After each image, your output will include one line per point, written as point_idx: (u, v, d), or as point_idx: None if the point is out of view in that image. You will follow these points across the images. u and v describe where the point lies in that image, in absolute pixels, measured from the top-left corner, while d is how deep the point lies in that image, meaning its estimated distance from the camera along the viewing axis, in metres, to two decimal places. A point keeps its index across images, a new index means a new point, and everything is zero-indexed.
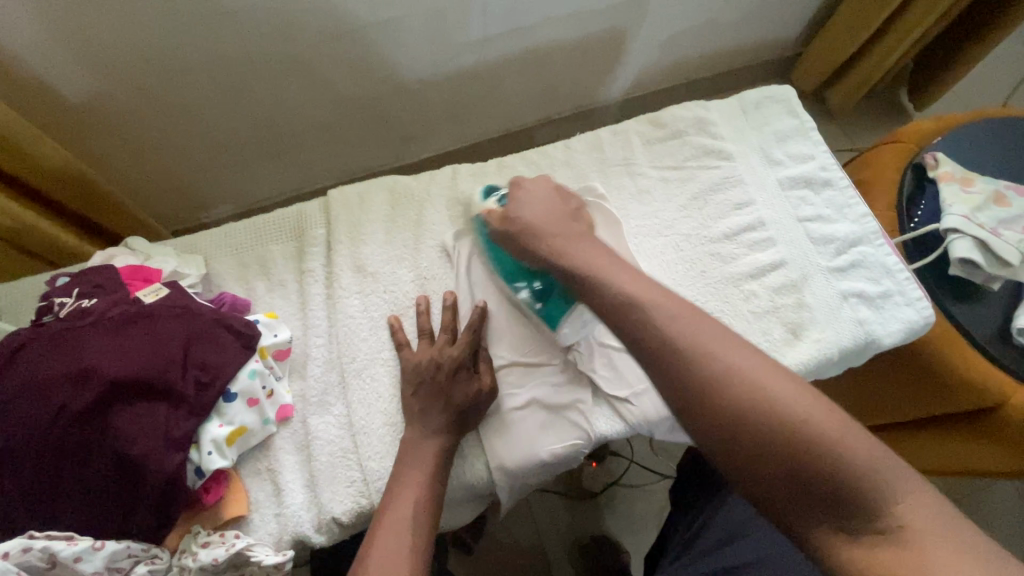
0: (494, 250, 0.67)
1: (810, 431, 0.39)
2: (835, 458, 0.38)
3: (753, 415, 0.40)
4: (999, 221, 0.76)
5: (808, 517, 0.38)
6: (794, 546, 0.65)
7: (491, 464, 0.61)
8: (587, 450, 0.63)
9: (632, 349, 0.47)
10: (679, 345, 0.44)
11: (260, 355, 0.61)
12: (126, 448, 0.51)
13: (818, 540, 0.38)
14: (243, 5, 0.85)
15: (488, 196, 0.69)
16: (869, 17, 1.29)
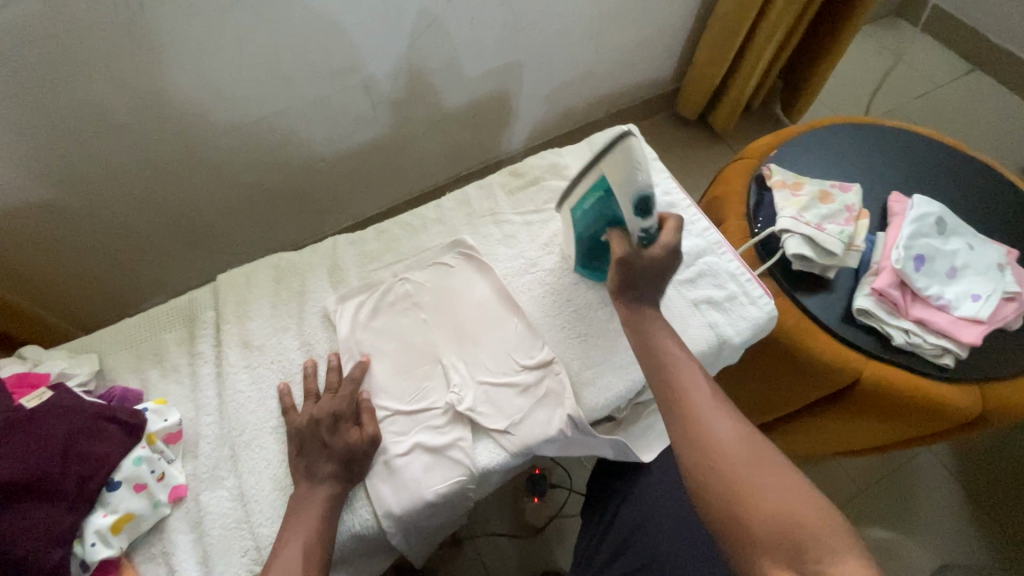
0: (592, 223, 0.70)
1: (779, 495, 0.51)
2: (795, 516, 0.50)
3: (740, 471, 0.54)
4: (824, 217, 0.86)
5: (768, 558, 0.49)
6: (685, 542, 0.71)
7: (378, 510, 0.64)
8: (472, 484, 0.66)
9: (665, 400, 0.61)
10: (695, 403, 0.59)
11: (148, 441, 0.65)
12: (6, 551, 0.53)
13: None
14: (134, 116, 0.93)
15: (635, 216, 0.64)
16: (729, 43, 1.46)
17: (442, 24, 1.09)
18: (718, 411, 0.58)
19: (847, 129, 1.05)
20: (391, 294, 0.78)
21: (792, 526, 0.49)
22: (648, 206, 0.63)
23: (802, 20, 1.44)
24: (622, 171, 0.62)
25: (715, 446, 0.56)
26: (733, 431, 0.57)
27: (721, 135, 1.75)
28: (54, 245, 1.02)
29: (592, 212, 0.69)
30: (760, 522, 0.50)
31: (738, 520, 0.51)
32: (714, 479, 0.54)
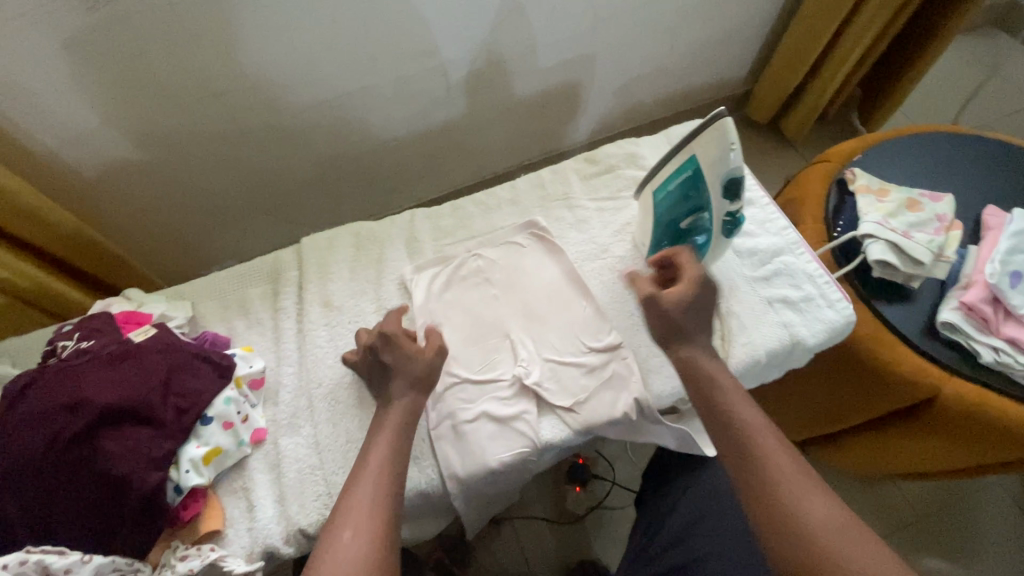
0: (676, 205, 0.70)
1: None
2: None
3: (838, 566, 0.48)
4: (911, 225, 0.82)
5: None
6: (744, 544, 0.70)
7: (444, 470, 0.66)
8: (535, 456, 0.68)
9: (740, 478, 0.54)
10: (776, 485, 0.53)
11: (235, 383, 0.69)
12: (111, 467, 0.58)
13: None
14: (233, 85, 0.98)
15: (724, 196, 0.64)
16: (811, 46, 1.40)
17: (523, 10, 1.10)
18: (802, 491, 0.52)
19: (940, 137, 0.99)
20: (464, 266, 0.80)
21: None
22: (738, 187, 0.63)
23: (893, 27, 1.36)
24: (712, 153, 0.62)
25: (813, 545, 0.49)
26: (823, 515, 0.51)
27: (791, 141, 1.69)
28: (149, 202, 1.10)
29: (676, 196, 0.69)
30: None
31: None
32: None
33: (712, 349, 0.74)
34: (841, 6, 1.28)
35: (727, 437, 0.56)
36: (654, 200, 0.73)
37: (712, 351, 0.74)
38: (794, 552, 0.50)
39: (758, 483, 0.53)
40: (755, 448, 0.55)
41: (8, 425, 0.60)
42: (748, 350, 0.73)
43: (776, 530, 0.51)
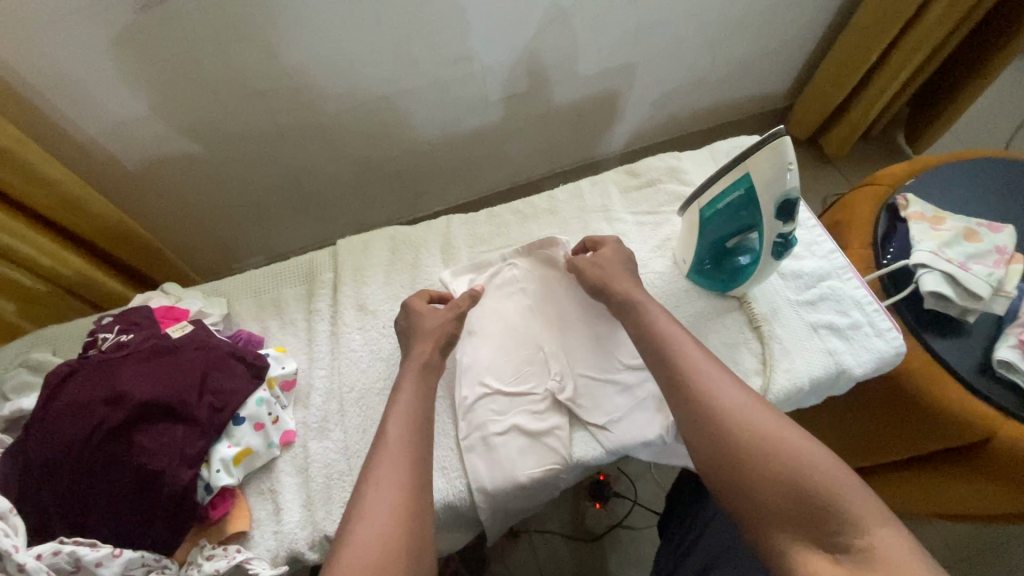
0: (722, 223, 0.68)
1: (790, 452, 0.51)
2: (808, 472, 0.49)
3: (748, 438, 0.52)
4: (969, 256, 0.79)
5: (785, 524, 0.48)
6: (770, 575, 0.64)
7: (474, 483, 0.65)
8: (565, 474, 0.67)
9: (667, 377, 0.60)
10: (694, 377, 0.58)
11: (268, 384, 0.69)
12: (148, 462, 0.59)
13: (793, 547, 0.47)
14: (275, 85, 0.99)
15: (776, 217, 0.62)
16: (859, 63, 1.36)
17: (566, 17, 1.09)
18: (717, 382, 0.57)
19: (999, 165, 0.95)
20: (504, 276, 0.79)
21: (804, 483, 0.49)
22: (792, 208, 0.61)
23: (947, 45, 1.31)
24: (767, 173, 0.60)
25: (732, 426, 0.54)
26: (736, 399, 0.56)
27: (832, 159, 1.65)
28: (187, 196, 1.12)
29: (724, 213, 0.67)
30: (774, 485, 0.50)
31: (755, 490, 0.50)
32: (733, 463, 0.52)
33: (753, 374, 0.72)
34: (894, 22, 1.24)
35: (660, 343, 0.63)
36: (699, 217, 0.71)
37: (753, 376, 0.72)
38: (714, 435, 0.54)
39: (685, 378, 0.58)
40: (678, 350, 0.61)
41: (49, 415, 0.60)
42: (790, 378, 0.71)
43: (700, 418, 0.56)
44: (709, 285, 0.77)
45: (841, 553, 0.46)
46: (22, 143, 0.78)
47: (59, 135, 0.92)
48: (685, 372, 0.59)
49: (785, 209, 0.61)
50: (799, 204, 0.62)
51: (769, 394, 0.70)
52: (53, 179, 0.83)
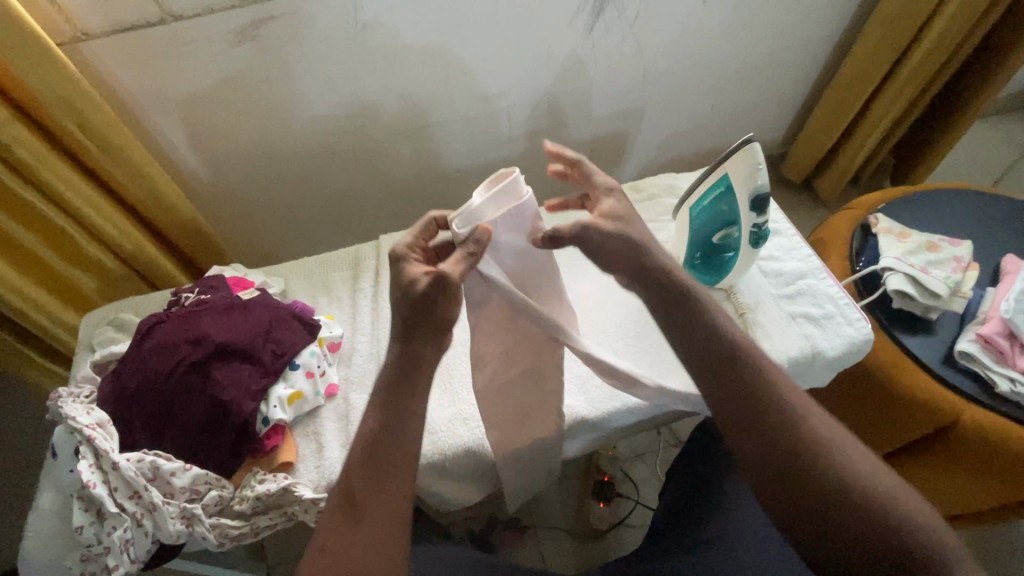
0: (706, 220, 0.81)
1: (885, 495, 0.50)
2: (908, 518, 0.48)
3: (844, 481, 0.50)
4: (929, 263, 0.90)
5: None
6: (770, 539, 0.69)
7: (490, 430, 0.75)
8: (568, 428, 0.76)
9: (744, 401, 0.55)
10: (777, 405, 0.54)
11: (319, 342, 0.81)
12: (219, 393, 0.70)
13: None
14: (332, 113, 1.17)
15: (751, 208, 0.75)
16: (843, 114, 1.51)
17: (582, 65, 1.27)
18: (801, 410, 0.54)
19: (962, 193, 1.07)
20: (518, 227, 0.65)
21: (907, 531, 0.48)
22: (764, 204, 0.74)
23: (922, 100, 1.47)
24: (743, 171, 0.73)
25: (826, 464, 0.51)
26: (823, 432, 0.53)
27: (825, 201, 1.78)
28: (245, 204, 1.28)
29: (710, 210, 0.79)
30: (874, 533, 0.48)
31: (853, 537, 0.49)
32: (830, 508, 0.50)
33: None
34: (871, 78, 1.41)
35: (702, 337, 0.58)
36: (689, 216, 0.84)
37: None
38: (786, 455, 0.52)
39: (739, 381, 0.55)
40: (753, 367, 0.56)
41: (141, 350, 0.73)
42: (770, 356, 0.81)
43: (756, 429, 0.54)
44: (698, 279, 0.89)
45: None
46: (131, 144, 0.95)
47: (152, 143, 1.10)
48: (767, 396, 0.55)
49: (757, 203, 0.74)
50: (770, 200, 0.74)
51: None
52: (150, 178, 0.99)
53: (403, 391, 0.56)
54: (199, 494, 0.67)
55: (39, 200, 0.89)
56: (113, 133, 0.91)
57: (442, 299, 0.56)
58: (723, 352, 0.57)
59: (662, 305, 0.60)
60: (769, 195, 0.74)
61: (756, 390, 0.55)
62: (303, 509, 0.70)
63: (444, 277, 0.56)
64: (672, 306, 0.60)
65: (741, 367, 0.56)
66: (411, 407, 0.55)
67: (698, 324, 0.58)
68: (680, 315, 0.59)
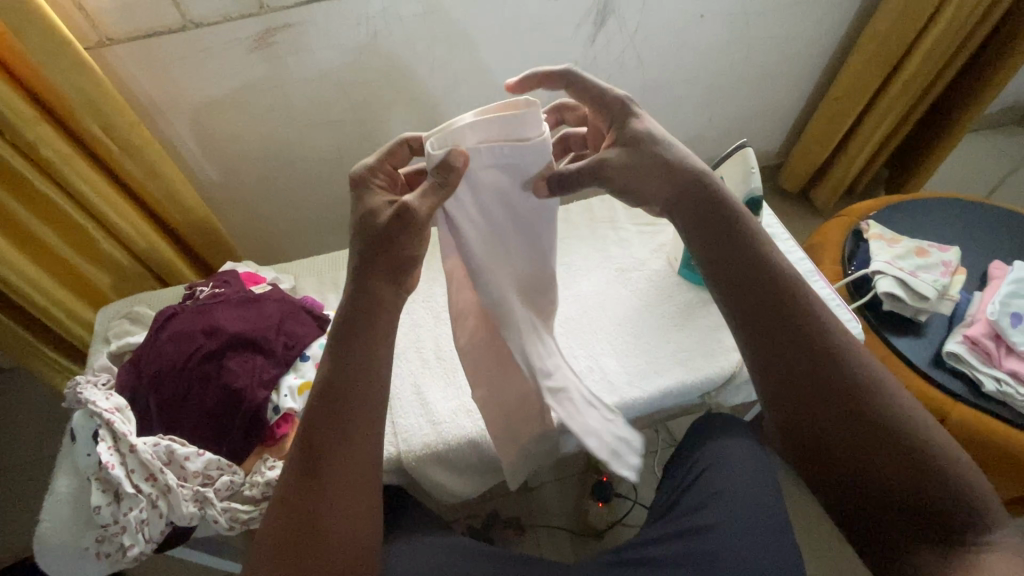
0: None
1: (885, 389, 0.55)
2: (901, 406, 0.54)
3: (850, 377, 0.55)
4: (918, 266, 0.93)
5: (883, 459, 0.53)
6: (764, 533, 0.71)
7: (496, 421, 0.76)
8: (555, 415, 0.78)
9: (765, 306, 0.58)
10: (797, 311, 0.57)
11: (328, 336, 0.83)
12: (232, 381, 0.72)
13: (886, 481, 0.53)
14: (342, 117, 1.20)
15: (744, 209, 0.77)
16: (837, 127, 1.55)
17: (584, 75, 1.31)
18: (818, 315, 0.58)
19: (951, 202, 1.10)
20: (501, 157, 0.58)
21: (902, 416, 0.54)
22: (758, 206, 0.77)
23: (914, 113, 1.51)
24: (737, 175, 0.76)
25: (837, 362, 0.56)
26: (836, 334, 0.57)
27: (820, 211, 1.82)
28: (256, 206, 1.32)
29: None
30: (875, 421, 0.54)
31: (854, 424, 0.54)
32: (834, 400, 0.55)
33: (733, 350, 0.84)
34: (864, 91, 1.45)
35: (753, 276, 0.59)
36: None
37: (732, 351, 0.84)
38: (800, 356, 0.56)
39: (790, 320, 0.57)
40: (775, 274, 0.59)
41: (158, 340, 0.76)
42: None
43: (794, 352, 0.57)
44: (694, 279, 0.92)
45: (935, 485, 0.51)
46: (152, 144, 0.98)
47: (169, 145, 1.14)
48: (789, 301, 0.58)
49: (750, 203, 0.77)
50: (763, 202, 0.78)
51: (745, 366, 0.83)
52: (166, 177, 1.03)
53: (358, 327, 0.56)
54: (211, 478, 0.69)
55: (59, 197, 0.92)
56: (133, 134, 0.95)
57: (406, 235, 0.56)
58: (748, 260, 0.59)
59: (714, 243, 0.61)
60: (761, 196, 0.77)
61: (807, 329, 0.57)
62: None
63: (409, 209, 0.55)
64: (727, 246, 0.60)
65: (764, 275, 0.58)
66: (367, 351, 0.56)
67: (753, 264, 0.59)
68: (732, 253, 0.60)
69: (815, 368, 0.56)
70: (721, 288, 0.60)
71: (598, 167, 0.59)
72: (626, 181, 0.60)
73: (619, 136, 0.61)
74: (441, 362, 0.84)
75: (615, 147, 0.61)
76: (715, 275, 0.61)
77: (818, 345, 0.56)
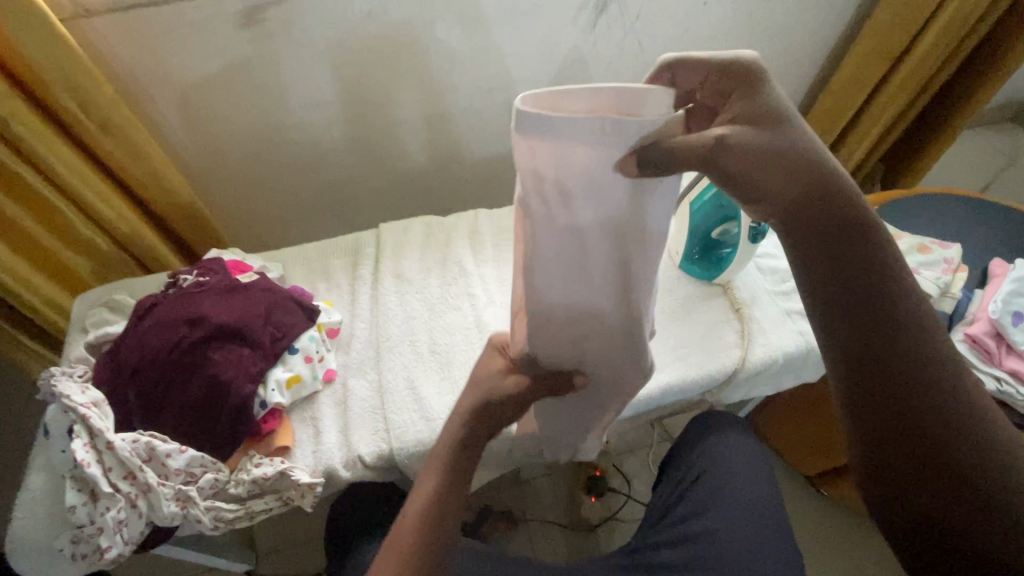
0: (702, 213, 0.81)
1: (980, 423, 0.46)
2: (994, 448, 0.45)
3: (941, 399, 0.46)
4: (920, 263, 0.92)
5: (947, 492, 0.45)
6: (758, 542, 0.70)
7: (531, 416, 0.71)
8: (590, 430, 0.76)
9: (860, 299, 0.48)
10: (898, 311, 0.48)
11: (318, 327, 0.80)
12: (218, 373, 0.69)
13: (947, 515, 0.45)
14: (334, 99, 1.16)
15: None
16: (837, 121, 1.53)
17: (585, 61, 1.27)
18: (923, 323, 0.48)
19: (952, 198, 1.09)
20: (605, 125, 0.42)
21: (991, 455, 0.45)
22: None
23: (914, 107, 1.49)
24: None
25: (930, 376, 0.46)
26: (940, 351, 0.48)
27: None
28: (243, 190, 1.27)
29: (710, 204, 0.79)
30: (954, 449, 0.45)
31: (928, 447, 0.46)
32: (912, 419, 0.46)
33: (734, 346, 0.83)
34: (865, 85, 1.43)
35: (856, 281, 0.49)
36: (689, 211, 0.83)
37: (733, 347, 0.82)
38: (887, 360, 0.47)
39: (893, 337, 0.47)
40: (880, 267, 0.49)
41: (139, 330, 0.72)
42: (766, 351, 0.82)
43: (882, 355, 0.47)
44: (694, 271, 0.89)
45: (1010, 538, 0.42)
46: (132, 123, 0.94)
47: (152, 125, 1.09)
48: (891, 298, 0.48)
49: None
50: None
51: (746, 363, 0.81)
52: (150, 160, 0.98)
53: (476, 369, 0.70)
54: (194, 476, 0.66)
55: (32, 176, 0.87)
56: (115, 113, 0.90)
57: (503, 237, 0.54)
58: (849, 244, 0.49)
59: (811, 240, 0.50)
60: None
61: (905, 340, 0.47)
62: (299, 494, 0.69)
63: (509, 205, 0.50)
64: (825, 234, 0.50)
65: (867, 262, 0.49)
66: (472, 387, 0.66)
67: (862, 266, 0.49)
68: (834, 252, 0.49)
69: (913, 398, 0.46)
70: (816, 287, 0.50)
71: (712, 147, 0.46)
72: (740, 167, 0.48)
73: (735, 113, 0.49)
74: (435, 356, 0.81)
75: (734, 124, 0.49)
76: (808, 270, 0.51)
77: (923, 367, 0.47)
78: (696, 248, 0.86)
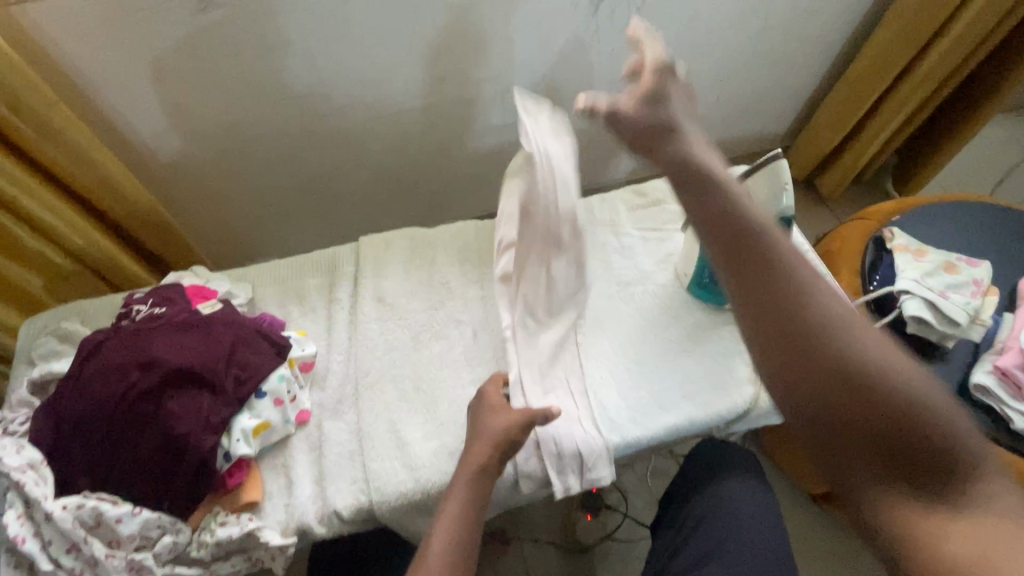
0: None
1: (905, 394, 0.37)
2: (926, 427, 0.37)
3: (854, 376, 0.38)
4: (948, 285, 0.85)
5: (882, 485, 0.37)
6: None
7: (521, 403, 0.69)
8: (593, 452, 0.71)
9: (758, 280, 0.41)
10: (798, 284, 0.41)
11: (289, 363, 0.73)
12: (173, 426, 0.61)
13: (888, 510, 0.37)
14: (309, 91, 1.05)
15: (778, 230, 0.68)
16: (850, 115, 1.42)
17: (585, 48, 1.15)
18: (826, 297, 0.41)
19: (980, 207, 1.01)
20: None
21: (918, 432, 0.37)
22: (788, 226, 0.67)
23: (932, 101, 1.36)
24: (767, 193, 0.66)
25: (842, 352, 0.39)
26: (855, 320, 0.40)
27: (825, 198, 1.65)
28: (212, 191, 1.17)
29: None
30: (874, 436, 0.37)
31: (845, 435, 0.38)
32: (831, 403, 0.39)
33: (747, 383, 0.76)
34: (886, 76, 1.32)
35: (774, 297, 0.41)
36: None
37: (745, 384, 0.76)
38: (796, 342, 0.40)
39: (811, 354, 0.39)
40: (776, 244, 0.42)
41: (83, 376, 0.64)
42: None
43: (781, 341, 0.40)
44: (702, 296, 0.82)
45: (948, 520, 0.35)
46: (75, 125, 0.83)
47: (106, 124, 0.98)
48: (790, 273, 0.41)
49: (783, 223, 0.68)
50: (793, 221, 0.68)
51: (759, 401, 0.75)
52: (101, 166, 0.89)
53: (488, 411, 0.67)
54: (149, 540, 0.60)
55: None
56: (56, 116, 0.80)
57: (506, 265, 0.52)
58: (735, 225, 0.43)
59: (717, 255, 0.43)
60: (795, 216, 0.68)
61: (803, 318, 0.40)
62: (268, 555, 0.63)
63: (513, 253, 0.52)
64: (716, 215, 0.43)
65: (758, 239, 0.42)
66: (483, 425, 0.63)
67: (774, 296, 0.41)
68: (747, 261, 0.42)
69: (818, 406, 0.39)
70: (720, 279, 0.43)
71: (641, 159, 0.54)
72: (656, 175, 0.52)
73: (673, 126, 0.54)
74: (420, 394, 0.74)
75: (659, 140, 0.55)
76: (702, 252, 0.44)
77: (830, 345, 0.39)
78: (705, 273, 0.79)
